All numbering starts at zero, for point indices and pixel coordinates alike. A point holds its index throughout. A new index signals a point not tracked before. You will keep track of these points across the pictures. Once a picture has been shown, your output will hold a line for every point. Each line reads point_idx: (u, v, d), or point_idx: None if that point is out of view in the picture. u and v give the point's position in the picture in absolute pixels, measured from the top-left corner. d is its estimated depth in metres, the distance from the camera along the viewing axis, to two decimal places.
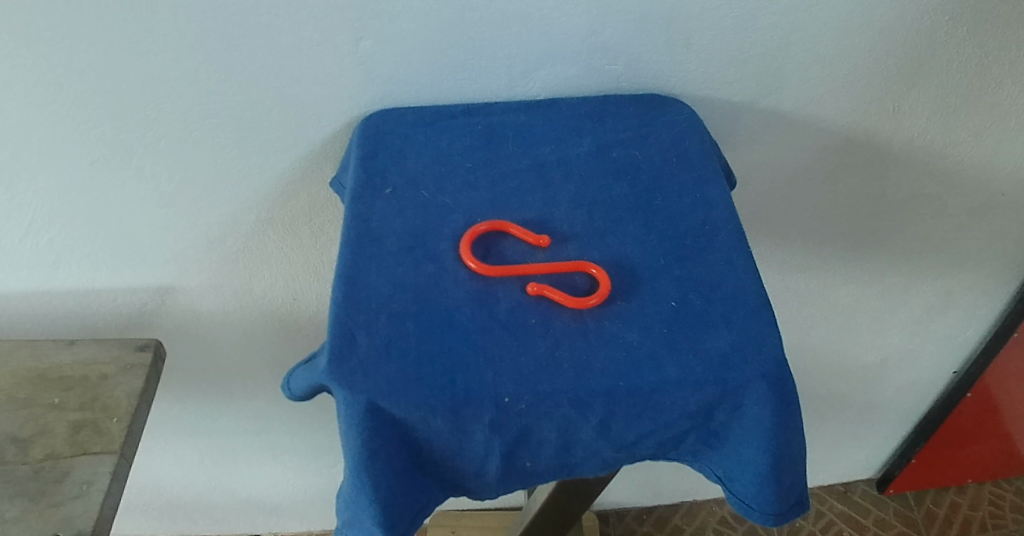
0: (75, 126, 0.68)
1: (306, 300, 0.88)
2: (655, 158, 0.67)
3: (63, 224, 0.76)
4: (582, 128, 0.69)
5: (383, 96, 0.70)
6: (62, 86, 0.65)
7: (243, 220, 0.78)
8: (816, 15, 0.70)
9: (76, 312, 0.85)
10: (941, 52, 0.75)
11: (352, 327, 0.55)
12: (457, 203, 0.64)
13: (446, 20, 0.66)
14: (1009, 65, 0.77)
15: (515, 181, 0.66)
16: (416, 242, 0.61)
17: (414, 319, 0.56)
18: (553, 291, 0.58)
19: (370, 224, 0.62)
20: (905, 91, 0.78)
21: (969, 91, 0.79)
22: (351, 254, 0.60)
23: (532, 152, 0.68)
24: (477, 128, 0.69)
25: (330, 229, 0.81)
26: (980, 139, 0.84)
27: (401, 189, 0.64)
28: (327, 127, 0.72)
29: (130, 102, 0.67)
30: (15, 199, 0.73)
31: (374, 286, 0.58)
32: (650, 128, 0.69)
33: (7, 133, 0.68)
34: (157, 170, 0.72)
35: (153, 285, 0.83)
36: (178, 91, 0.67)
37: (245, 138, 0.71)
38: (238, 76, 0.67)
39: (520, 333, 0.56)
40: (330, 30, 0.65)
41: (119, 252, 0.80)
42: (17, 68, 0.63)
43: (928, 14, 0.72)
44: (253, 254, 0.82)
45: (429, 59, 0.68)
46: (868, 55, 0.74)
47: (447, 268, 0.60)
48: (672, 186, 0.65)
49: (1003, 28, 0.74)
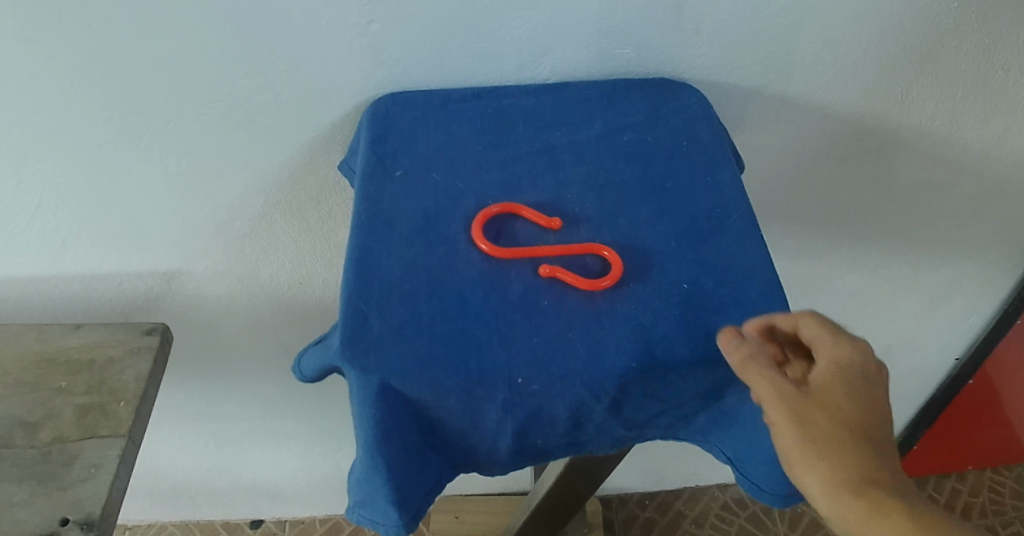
0: (84, 109, 0.67)
1: (312, 285, 0.88)
2: (667, 142, 0.67)
3: (69, 208, 0.75)
4: (593, 111, 0.69)
5: (392, 78, 0.70)
6: (70, 69, 0.64)
7: (251, 204, 0.78)
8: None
9: (82, 297, 0.84)
10: (950, 37, 0.75)
11: (364, 310, 0.55)
12: (468, 186, 0.64)
13: (456, 4, 0.66)
14: (1018, 51, 0.77)
15: (526, 164, 0.65)
16: (428, 224, 0.61)
17: (427, 301, 0.56)
18: (565, 273, 0.57)
19: (381, 206, 0.61)
20: (914, 77, 0.78)
21: (977, 77, 0.78)
22: (363, 236, 0.59)
23: (543, 136, 0.67)
24: (487, 111, 0.69)
25: (338, 213, 0.80)
26: (987, 126, 0.83)
27: (412, 171, 0.64)
28: (337, 110, 0.72)
29: (138, 85, 0.67)
30: (22, 183, 0.72)
31: (385, 267, 0.58)
32: (661, 112, 0.69)
33: (15, 116, 0.67)
34: (165, 153, 0.72)
35: (160, 269, 0.83)
36: (188, 74, 0.66)
37: (254, 122, 0.71)
38: (249, 59, 0.66)
39: (534, 314, 0.56)
40: (340, 12, 0.65)
41: (126, 237, 0.79)
42: (24, 51, 0.63)
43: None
44: (260, 238, 0.81)
45: (441, 41, 0.68)
46: (878, 39, 0.74)
47: (458, 250, 0.59)
48: (683, 169, 0.65)
49: (1012, 15, 0.73)
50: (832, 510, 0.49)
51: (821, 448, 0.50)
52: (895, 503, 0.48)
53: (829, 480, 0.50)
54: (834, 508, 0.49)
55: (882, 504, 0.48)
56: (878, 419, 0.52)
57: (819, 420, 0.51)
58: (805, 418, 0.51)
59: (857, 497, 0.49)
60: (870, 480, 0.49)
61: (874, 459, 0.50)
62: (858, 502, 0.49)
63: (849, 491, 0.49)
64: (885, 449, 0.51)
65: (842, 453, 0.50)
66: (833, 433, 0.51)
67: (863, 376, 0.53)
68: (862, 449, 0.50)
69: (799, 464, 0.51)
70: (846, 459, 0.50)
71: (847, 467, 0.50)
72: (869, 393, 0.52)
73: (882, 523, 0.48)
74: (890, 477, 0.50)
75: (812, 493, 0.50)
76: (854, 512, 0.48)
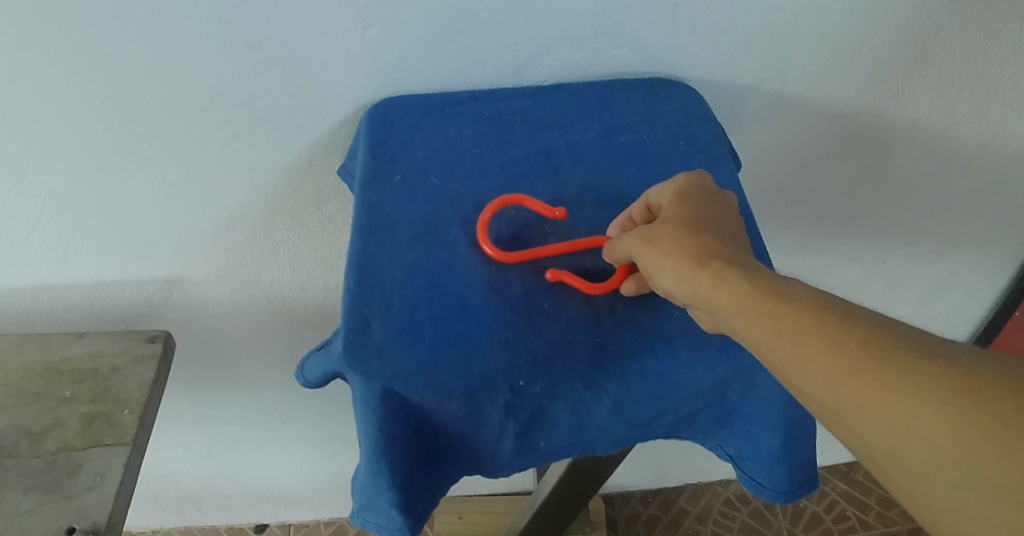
0: (84, 118, 0.68)
1: (313, 289, 0.88)
2: (664, 142, 0.68)
3: (70, 218, 0.76)
4: (590, 112, 0.69)
5: (390, 83, 0.70)
6: (68, 79, 0.65)
7: (251, 210, 0.78)
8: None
9: (85, 305, 0.85)
10: (945, 32, 0.75)
11: (365, 315, 0.56)
12: (467, 190, 0.64)
13: (453, 8, 0.66)
14: (1013, 44, 0.77)
15: (525, 166, 0.66)
16: (428, 228, 0.61)
17: (427, 305, 0.57)
18: (570, 278, 0.58)
19: (381, 211, 0.62)
20: (910, 72, 0.78)
21: (973, 71, 0.79)
22: (363, 241, 0.60)
23: (541, 138, 0.68)
24: (484, 115, 0.69)
25: (337, 218, 0.81)
26: (984, 118, 0.84)
27: (410, 175, 0.64)
28: (335, 115, 0.72)
29: (137, 94, 0.67)
30: (23, 193, 0.73)
31: (386, 273, 0.58)
32: (659, 111, 0.69)
33: (13, 127, 0.67)
34: (165, 161, 0.72)
35: (161, 277, 0.83)
36: (187, 82, 0.67)
37: (254, 128, 0.71)
38: (247, 66, 0.67)
39: (535, 317, 0.57)
40: (339, 18, 0.65)
41: (127, 244, 0.80)
42: (23, 62, 0.63)
43: None
44: (260, 244, 0.82)
45: (439, 45, 0.68)
46: (873, 34, 0.74)
47: (459, 254, 0.60)
48: (680, 169, 0.66)
49: (1007, 8, 0.74)
50: (685, 289, 0.51)
51: (665, 246, 0.53)
52: (736, 268, 0.50)
53: (677, 263, 0.52)
54: (686, 289, 0.51)
55: (724, 270, 0.50)
56: (721, 222, 0.55)
57: (661, 226, 0.54)
58: (650, 232, 0.55)
59: (703, 270, 0.51)
60: (713, 256, 0.51)
61: (716, 243, 0.52)
62: (705, 275, 0.50)
63: (695, 267, 0.51)
64: (730, 240, 0.54)
65: (683, 242, 0.53)
66: (675, 229, 0.54)
67: (701, 190, 0.57)
68: (703, 236, 0.53)
69: (652, 263, 0.53)
70: (687, 244, 0.52)
71: (689, 250, 0.52)
72: (707, 201, 0.56)
73: (727, 288, 0.49)
74: (735, 256, 0.51)
75: (670, 287, 0.52)
76: (702, 284, 0.50)
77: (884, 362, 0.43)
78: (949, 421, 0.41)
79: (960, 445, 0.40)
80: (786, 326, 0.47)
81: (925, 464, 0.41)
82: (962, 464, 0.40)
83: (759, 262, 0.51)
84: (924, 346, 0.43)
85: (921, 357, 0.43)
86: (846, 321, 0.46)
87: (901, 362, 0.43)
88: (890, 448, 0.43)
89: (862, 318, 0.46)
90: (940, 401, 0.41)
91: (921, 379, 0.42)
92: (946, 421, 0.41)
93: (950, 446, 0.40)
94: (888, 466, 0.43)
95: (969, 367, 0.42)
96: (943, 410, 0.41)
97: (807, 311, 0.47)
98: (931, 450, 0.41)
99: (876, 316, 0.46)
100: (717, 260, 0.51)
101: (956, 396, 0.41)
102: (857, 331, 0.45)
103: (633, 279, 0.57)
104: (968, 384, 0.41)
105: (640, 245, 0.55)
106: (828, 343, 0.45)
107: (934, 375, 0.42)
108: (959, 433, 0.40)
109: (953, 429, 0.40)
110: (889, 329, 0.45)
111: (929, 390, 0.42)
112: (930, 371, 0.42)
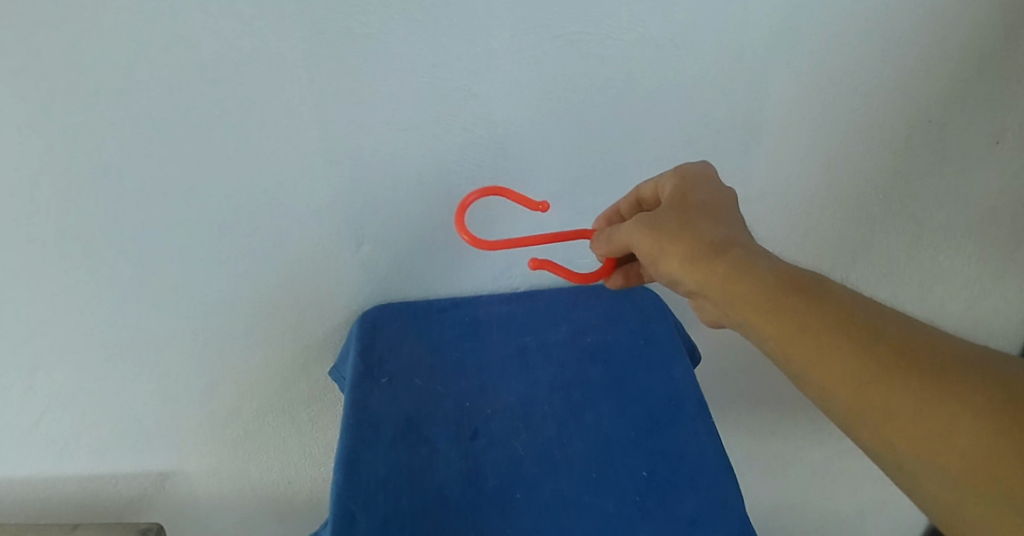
0: (98, 319, 0.75)
1: (300, 481, 0.92)
2: (625, 340, 0.76)
3: (75, 412, 0.81)
4: (560, 316, 0.78)
5: (381, 288, 0.79)
6: (89, 287, 0.72)
7: (246, 406, 0.84)
8: (762, 203, 0.81)
9: (77, 497, 0.88)
10: (879, 226, 0.85)
11: (352, 508, 0.62)
12: (447, 390, 0.72)
13: (439, 224, 0.76)
14: (937, 238, 0.86)
15: (501, 367, 0.74)
16: (410, 427, 0.68)
17: (409, 498, 0.64)
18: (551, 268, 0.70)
19: (368, 411, 0.69)
20: (850, 264, 0.88)
21: (908, 262, 0.88)
22: (351, 440, 0.67)
23: (514, 340, 0.76)
24: (465, 319, 0.77)
25: (327, 413, 0.87)
26: (926, 300, 0.92)
27: (395, 378, 0.72)
28: (331, 320, 0.80)
29: (150, 299, 0.75)
30: (32, 389, 0.78)
31: (372, 470, 0.65)
32: (619, 317, 0.78)
33: (33, 331, 0.74)
34: (171, 359, 0.79)
35: (156, 470, 0.88)
36: (197, 287, 0.75)
37: (256, 328, 0.79)
38: (252, 274, 0.75)
39: (505, 507, 0.64)
40: (338, 235, 0.74)
41: (126, 437, 0.85)
42: (48, 273, 0.71)
43: (861, 196, 0.82)
44: (253, 438, 0.87)
45: (425, 255, 0.78)
46: (805, 240, 0.85)
47: (440, 449, 0.67)
48: (641, 364, 0.74)
49: (927, 209, 0.84)
50: (697, 278, 0.58)
51: (683, 237, 0.60)
52: (752, 260, 0.57)
53: (688, 254, 0.59)
54: (701, 278, 0.58)
55: (741, 262, 0.57)
56: (726, 213, 0.62)
57: (670, 217, 0.62)
58: (658, 222, 0.62)
59: (720, 263, 0.57)
60: (727, 247, 0.58)
61: (733, 239, 0.59)
62: (723, 267, 0.57)
63: (712, 259, 0.58)
64: (739, 229, 0.61)
65: (696, 236, 0.60)
66: (683, 224, 0.61)
67: (704, 182, 0.64)
68: (715, 227, 0.60)
69: (661, 251, 0.60)
70: (700, 237, 0.59)
71: (701, 242, 0.59)
72: (710, 191, 0.64)
73: (746, 281, 0.56)
74: (751, 250, 0.58)
75: (680, 276, 0.60)
76: (721, 275, 0.57)
77: (912, 368, 0.50)
78: (984, 433, 0.47)
79: (994, 456, 0.47)
80: (806, 323, 0.54)
81: (950, 473, 0.48)
82: (1000, 476, 0.46)
83: (776, 256, 0.58)
84: (950, 355, 0.50)
85: (951, 367, 0.50)
86: (871, 323, 0.53)
87: (927, 368, 0.50)
88: (920, 455, 0.49)
89: (886, 322, 0.53)
90: (974, 412, 0.48)
91: (948, 388, 0.49)
92: (977, 430, 0.47)
93: (984, 458, 0.47)
94: (909, 469, 0.50)
95: (998, 377, 0.48)
96: (978, 419, 0.47)
97: (827, 309, 0.54)
98: (961, 459, 0.48)
99: (897, 319, 0.53)
100: (734, 252, 0.58)
101: (991, 413, 0.47)
102: (883, 335, 0.52)
103: (620, 274, 0.73)
104: (999, 399, 0.47)
105: (649, 237, 0.62)
106: (851, 344, 0.52)
107: (965, 385, 0.49)
108: (994, 445, 0.47)
109: (987, 439, 0.47)
110: (912, 334, 0.52)
111: (963, 401, 0.48)
112: (962, 385, 0.49)
